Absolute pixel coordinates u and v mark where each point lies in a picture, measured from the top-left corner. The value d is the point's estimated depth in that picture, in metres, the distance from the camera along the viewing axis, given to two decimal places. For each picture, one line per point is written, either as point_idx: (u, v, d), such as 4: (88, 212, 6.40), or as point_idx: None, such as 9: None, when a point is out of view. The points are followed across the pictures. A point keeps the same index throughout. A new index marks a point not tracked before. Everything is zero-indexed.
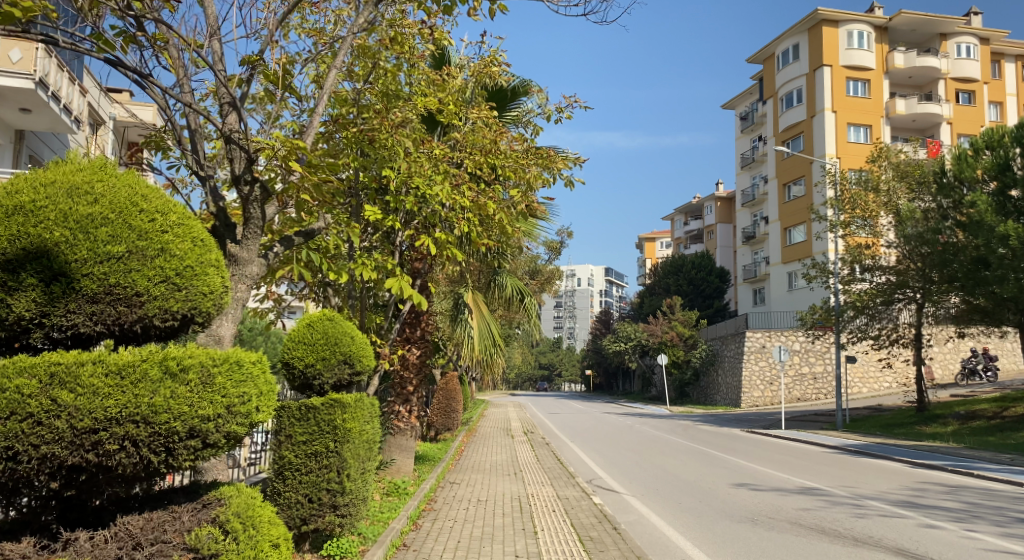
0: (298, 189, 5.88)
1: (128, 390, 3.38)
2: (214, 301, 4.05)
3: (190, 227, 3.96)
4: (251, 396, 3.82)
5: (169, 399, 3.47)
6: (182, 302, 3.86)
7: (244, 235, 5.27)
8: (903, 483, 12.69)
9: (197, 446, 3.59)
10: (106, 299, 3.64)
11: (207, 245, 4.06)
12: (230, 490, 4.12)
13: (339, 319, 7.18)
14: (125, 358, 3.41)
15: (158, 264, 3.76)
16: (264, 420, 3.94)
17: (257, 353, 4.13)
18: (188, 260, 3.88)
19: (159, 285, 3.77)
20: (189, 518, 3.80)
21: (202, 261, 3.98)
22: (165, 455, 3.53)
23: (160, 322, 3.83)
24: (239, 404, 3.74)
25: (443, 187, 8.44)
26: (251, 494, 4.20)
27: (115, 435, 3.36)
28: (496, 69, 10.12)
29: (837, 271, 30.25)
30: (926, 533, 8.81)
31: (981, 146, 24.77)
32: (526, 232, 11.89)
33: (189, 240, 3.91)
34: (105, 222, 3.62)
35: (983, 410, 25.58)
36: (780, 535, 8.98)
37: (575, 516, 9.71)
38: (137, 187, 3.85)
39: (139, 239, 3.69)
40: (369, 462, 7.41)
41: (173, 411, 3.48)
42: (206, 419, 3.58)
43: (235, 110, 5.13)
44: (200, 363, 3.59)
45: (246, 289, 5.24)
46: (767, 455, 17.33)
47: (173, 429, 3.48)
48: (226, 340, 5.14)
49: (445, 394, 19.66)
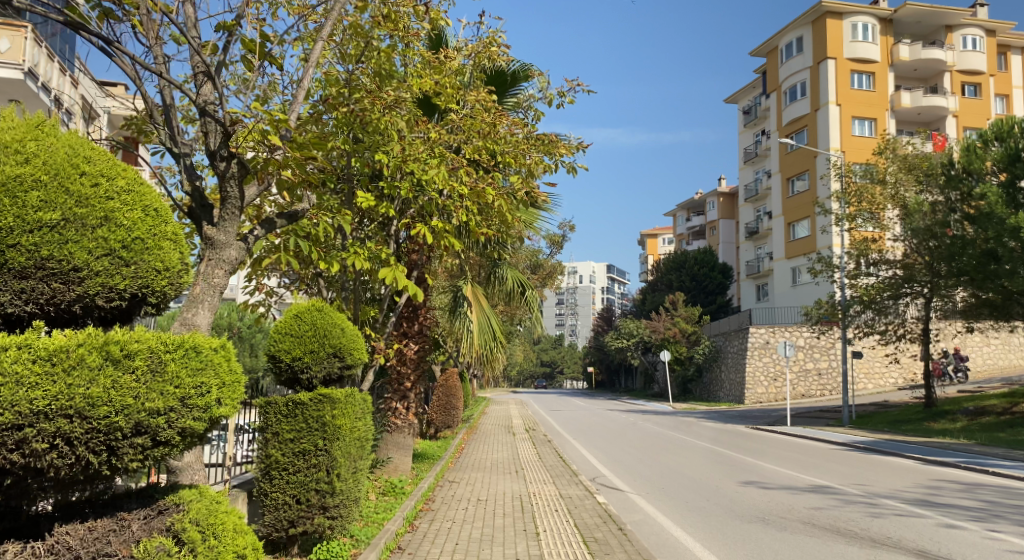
0: (283, 168, 5.51)
1: (59, 380, 3.00)
2: (169, 279, 3.70)
3: (141, 194, 3.60)
4: (210, 386, 3.48)
5: (110, 390, 3.11)
6: (130, 279, 3.50)
7: (221, 216, 4.91)
8: (917, 480, 12.31)
9: (145, 444, 3.25)
10: (37, 274, 3.27)
11: (163, 216, 3.70)
12: (190, 494, 3.76)
13: (329, 310, 6.78)
14: (58, 342, 3.03)
15: (100, 234, 3.40)
16: (226, 412, 3.59)
17: (220, 339, 3.77)
18: (137, 232, 3.52)
19: (101, 259, 3.41)
20: (138, 527, 3.45)
21: (156, 233, 3.63)
22: (107, 454, 3.16)
23: (104, 302, 3.47)
24: (196, 396, 3.41)
25: (439, 172, 8.10)
26: (215, 499, 3.84)
27: (44, 433, 2.97)
28: (496, 49, 9.75)
29: (843, 265, 29.81)
30: (946, 534, 8.41)
31: (990, 137, 24.31)
32: (527, 223, 11.52)
33: (139, 208, 3.55)
34: (37, 185, 3.26)
35: (992, 406, 25.19)
36: (792, 535, 8.59)
37: (579, 517, 9.31)
38: (80, 148, 3.48)
39: (77, 205, 3.34)
40: (361, 461, 7.02)
41: (114, 403, 3.11)
42: (155, 413, 3.24)
43: (210, 80, 4.75)
44: (149, 349, 3.25)
45: (224, 275, 4.86)
46: (774, 452, 16.96)
47: (114, 425, 3.12)
48: (202, 329, 4.72)
49: (445, 391, 19.20)
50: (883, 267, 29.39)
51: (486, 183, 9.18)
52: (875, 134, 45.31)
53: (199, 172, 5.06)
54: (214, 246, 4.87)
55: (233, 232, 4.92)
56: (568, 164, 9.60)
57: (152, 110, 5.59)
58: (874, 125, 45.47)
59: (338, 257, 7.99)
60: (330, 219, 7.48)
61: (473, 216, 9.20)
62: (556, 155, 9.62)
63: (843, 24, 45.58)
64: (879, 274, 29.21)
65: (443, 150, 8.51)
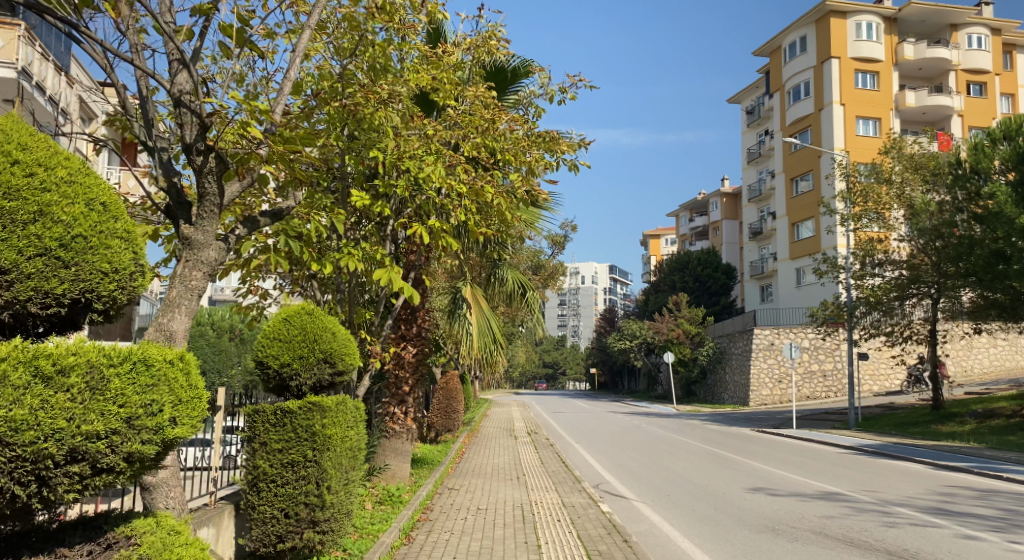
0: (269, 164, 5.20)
1: None
2: (119, 281, 3.41)
3: (83, 188, 3.31)
4: (164, 404, 3.19)
5: (39, 411, 2.80)
6: (70, 282, 3.21)
7: (199, 215, 4.59)
8: (930, 487, 11.97)
9: (83, 473, 2.94)
10: None
11: (109, 211, 3.41)
12: (143, 526, 3.47)
13: (319, 313, 6.46)
14: None
15: (34, 231, 3.09)
16: (180, 433, 3.27)
17: (178, 350, 3.46)
18: (79, 229, 3.23)
19: (34, 260, 3.11)
20: None
21: (101, 230, 3.33)
22: (37, 486, 2.86)
23: (38, 309, 3.15)
24: (144, 417, 3.10)
25: (436, 169, 7.78)
26: (170, 532, 3.56)
27: None
28: (496, 43, 9.42)
29: (849, 266, 29.46)
30: (965, 545, 8.07)
31: (998, 136, 23.97)
32: (528, 223, 11.21)
33: (81, 203, 3.26)
34: None
35: (1002, 409, 24.78)
36: (805, 547, 8.24)
37: (582, 527, 8.98)
38: (17, 136, 3.16)
39: (8, 197, 3.03)
40: (353, 471, 6.70)
41: (44, 427, 2.80)
42: (95, 438, 2.93)
43: (186, 68, 4.44)
44: (87, 364, 2.93)
45: (203, 277, 4.54)
46: (780, 456, 16.63)
47: (43, 453, 2.81)
48: (179, 336, 4.44)
49: (445, 394, 18.90)
50: (889, 267, 29.05)
51: (484, 181, 8.87)
52: (879, 133, 44.91)
53: (175, 167, 4.72)
54: (190, 246, 4.53)
55: (212, 232, 4.59)
56: (569, 162, 9.28)
57: (126, 103, 5.27)
58: (879, 124, 45.06)
59: (328, 258, 7.66)
60: (321, 219, 7.17)
61: (471, 215, 8.91)
62: (555, 153, 9.23)
63: (847, 23, 45.24)
64: (884, 275, 28.96)
65: (440, 147, 8.20)
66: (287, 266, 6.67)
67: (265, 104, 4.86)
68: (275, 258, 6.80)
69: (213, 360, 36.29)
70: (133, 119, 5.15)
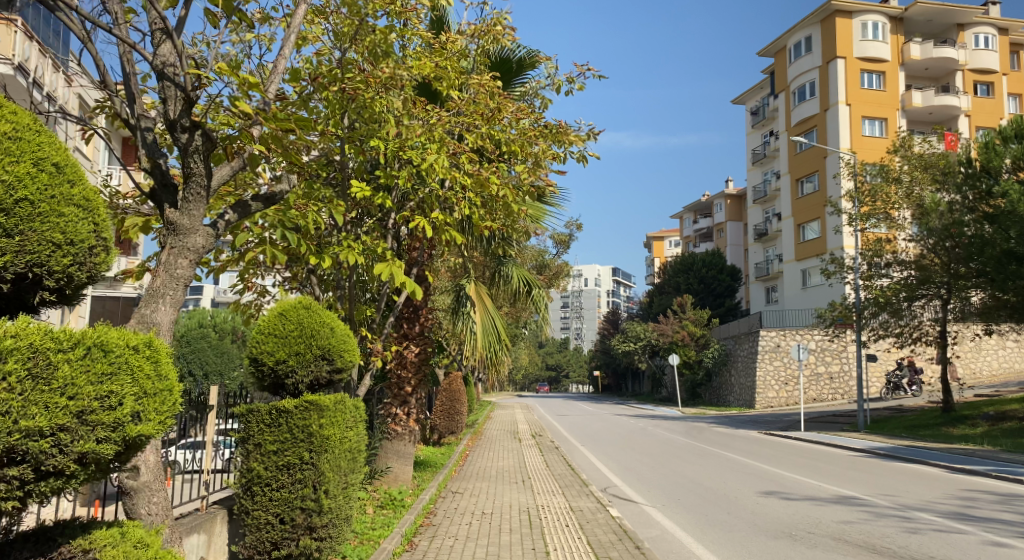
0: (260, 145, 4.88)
1: None
2: (74, 255, 3.18)
3: (29, 142, 3.04)
4: (124, 396, 2.96)
5: None
6: (12, 251, 2.96)
7: (184, 197, 4.27)
8: (948, 491, 11.61)
9: (24, 473, 2.71)
10: None
11: (63, 172, 3.17)
12: (103, 537, 3.17)
13: (317, 307, 6.10)
14: None
15: None
16: (142, 429, 3.03)
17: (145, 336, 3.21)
18: (26, 188, 2.98)
19: None
20: None
21: (52, 194, 3.08)
22: None
23: None
24: (99, 411, 2.87)
25: (441, 158, 7.44)
26: (139, 544, 3.28)
27: None
28: (501, 30, 9.07)
29: (857, 266, 29.13)
30: (994, 552, 7.70)
31: (1009, 135, 23.60)
32: (534, 218, 10.90)
33: (26, 161, 3.00)
34: None
35: (1014, 411, 24.40)
36: (824, 553, 7.88)
37: (591, 533, 8.61)
38: None
39: None
40: (352, 474, 6.35)
41: None
42: (37, 436, 2.70)
43: (170, 39, 4.16)
44: (30, 349, 2.70)
45: (188, 266, 4.24)
46: (790, 459, 16.27)
47: None
48: (165, 329, 4.13)
49: (449, 395, 18.50)
50: (897, 268, 28.69)
51: (492, 172, 8.54)
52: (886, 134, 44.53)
53: (161, 149, 4.40)
54: (176, 231, 4.21)
55: (200, 217, 4.28)
56: (579, 153, 8.94)
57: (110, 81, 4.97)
58: (885, 125, 44.65)
59: (327, 250, 7.35)
60: (320, 212, 6.84)
61: (477, 208, 8.58)
62: (563, 144, 8.85)
63: (853, 23, 44.89)
64: (893, 275, 28.62)
65: (445, 134, 7.88)
66: (282, 258, 6.36)
67: (255, 79, 4.57)
68: (271, 250, 6.47)
69: (216, 361, 37.30)
70: (117, 97, 4.83)
